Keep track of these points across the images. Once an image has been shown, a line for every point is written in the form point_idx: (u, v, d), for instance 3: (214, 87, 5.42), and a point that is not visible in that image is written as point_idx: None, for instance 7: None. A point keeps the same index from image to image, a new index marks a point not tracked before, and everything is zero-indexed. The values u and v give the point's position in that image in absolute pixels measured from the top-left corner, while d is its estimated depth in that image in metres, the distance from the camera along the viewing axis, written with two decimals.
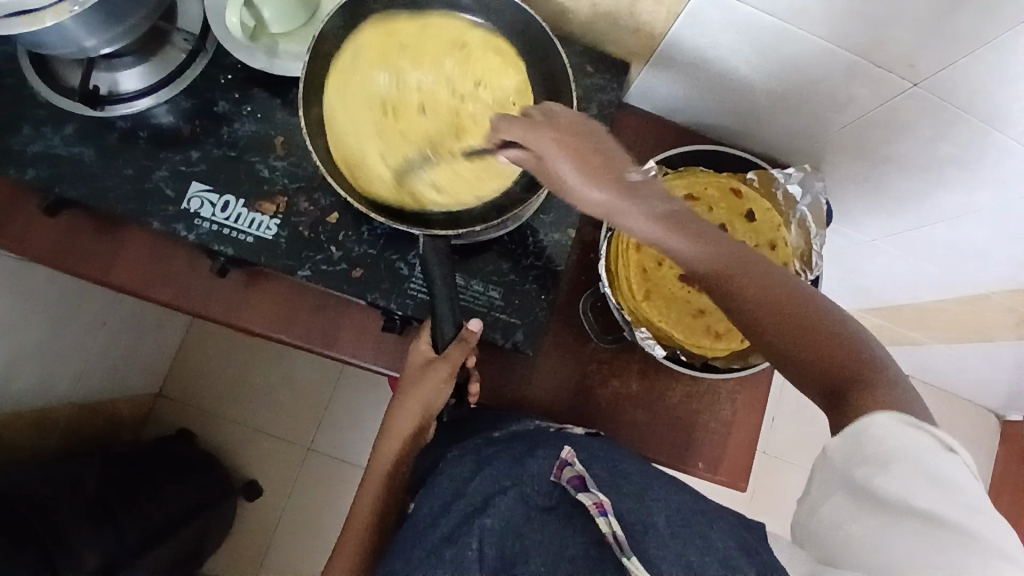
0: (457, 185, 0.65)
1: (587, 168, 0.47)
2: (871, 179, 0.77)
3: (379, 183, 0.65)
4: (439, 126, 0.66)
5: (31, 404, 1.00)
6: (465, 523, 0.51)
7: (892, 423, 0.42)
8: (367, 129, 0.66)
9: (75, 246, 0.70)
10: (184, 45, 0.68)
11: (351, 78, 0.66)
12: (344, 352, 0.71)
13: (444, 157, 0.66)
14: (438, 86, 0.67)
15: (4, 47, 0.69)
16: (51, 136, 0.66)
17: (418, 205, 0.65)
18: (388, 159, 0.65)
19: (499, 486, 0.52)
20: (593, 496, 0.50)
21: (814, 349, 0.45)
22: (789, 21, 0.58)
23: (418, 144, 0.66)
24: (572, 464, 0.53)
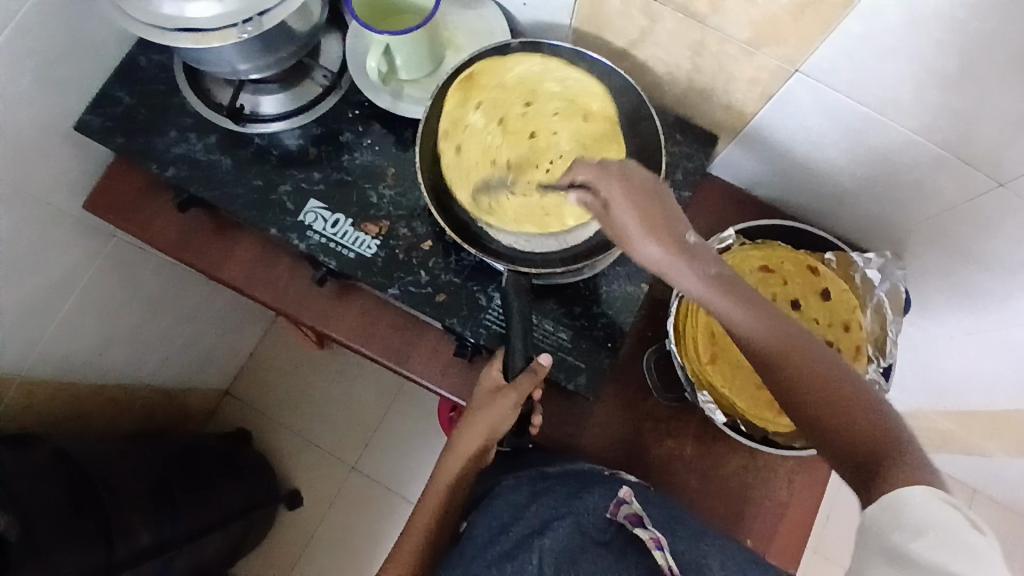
0: (466, 186, 0.70)
1: (646, 220, 0.48)
2: (950, 275, 0.76)
3: (447, 104, 0.71)
4: (522, 151, 0.70)
5: (116, 380, 1.07)
6: (524, 543, 0.53)
7: (930, 499, 0.40)
8: (497, 95, 0.71)
9: (194, 240, 0.78)
10: (322, 81, 0.76)
11: (522, 83, 0.71)
12: (415, 371, 0.75)
13: (497, 156, 0.70)
14: (562, 143, 0.70)
15: (166, 61, 0.79)
16: (195, 142, 0.75)
17: (443, 140, 0.70)
18: (474, 116, 0.71)
19: (558, 513, 0.55)
20: (648, 531, 0.52)
21: (852, 421, 0.44)
22: (884, 108, 0.61)
23: (501, 136, 0.71)
24: (629, 502, 0.55)
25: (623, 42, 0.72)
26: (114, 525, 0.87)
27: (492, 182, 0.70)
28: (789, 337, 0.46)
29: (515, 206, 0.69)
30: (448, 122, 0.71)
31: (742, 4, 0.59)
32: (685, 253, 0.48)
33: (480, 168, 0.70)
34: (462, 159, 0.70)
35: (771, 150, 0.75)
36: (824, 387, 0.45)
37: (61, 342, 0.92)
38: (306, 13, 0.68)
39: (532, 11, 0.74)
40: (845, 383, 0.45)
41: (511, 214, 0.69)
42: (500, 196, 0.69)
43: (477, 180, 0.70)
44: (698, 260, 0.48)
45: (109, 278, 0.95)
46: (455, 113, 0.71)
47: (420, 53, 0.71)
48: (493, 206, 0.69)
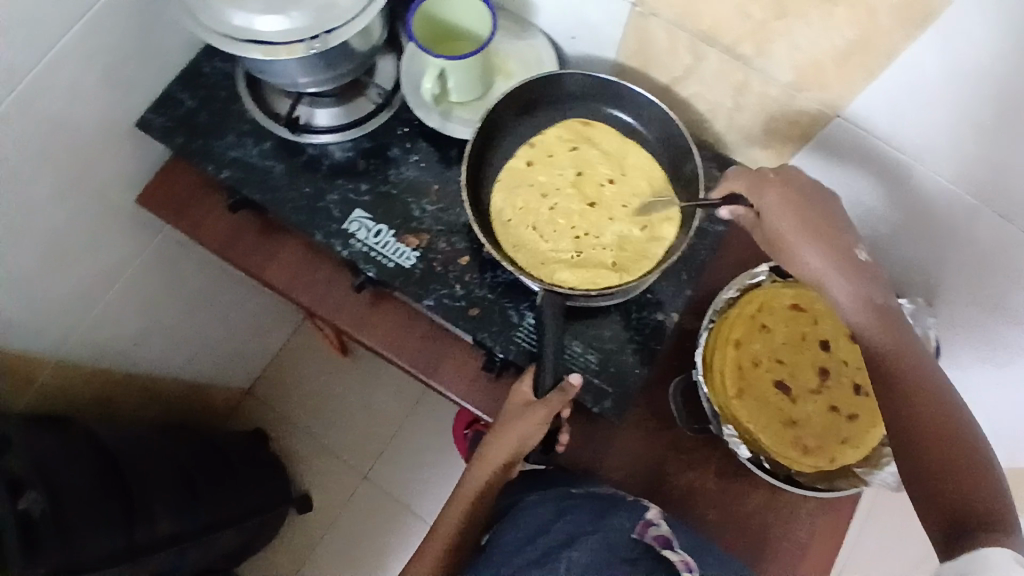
0: (512, 198, 0.75)
1: (813, 232, 0.56)
2: (980, 326, 0.76)
3: (554, 131, 0.77)
4: (575, 193, 0.75)
5: (147, 371, 1.10)
6: (553, 553, 0.59)
7: (1008, 560, 0.41)
8: (596, 154, 0.76)
9: (241, 241, 0.81)
10: (375, 98, 0.80)
11: (597, 146, 0.76)
12: (442, 382, 0.77)
13: (552, 185, 0.76)
14: (609, 204, 0.75)
15: (226, 67, 0.83)
16: (251, 148, 0.79)
17: (531, 148, 0.77)
18: (567, 156, 0.76)
19: (585, 529, 0.61)
20: (677, 553, 0.60)
21: (954, 467, 0.46)
22: (923, 157, 0.62)
23: (564, 172, 0.76)
24: (657, 524, 0.62)
25: (667, 79, 0.74)
26: (137, 511, 0.86)
27: (534, 203, 0.75)
28: (909, 360, 0.51)
29: (531, 234, 0.74)
30: (538, 144, 0.77)
31: (788, 50, 0.61)
32: (845, 270, 0.56)
33: (531, 190, 0.75)
34: (528, 174, 0.76)
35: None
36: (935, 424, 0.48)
37: (101, 327, 0.95)
38: (368, 35, 0.72)
39: (580, 43, 0.77)
40: (964, 435, 0.47)
41: (523, 238, 0.73)
42: (529, 214, 0.74)
43: (525, 189, 0.75)
44: (858, 280, 0.55)
45: (153, 271, 0.98)
46: (529, 148, 0.77)
47: (469, 78, 0.74)
48: (519, 218, 0.74)
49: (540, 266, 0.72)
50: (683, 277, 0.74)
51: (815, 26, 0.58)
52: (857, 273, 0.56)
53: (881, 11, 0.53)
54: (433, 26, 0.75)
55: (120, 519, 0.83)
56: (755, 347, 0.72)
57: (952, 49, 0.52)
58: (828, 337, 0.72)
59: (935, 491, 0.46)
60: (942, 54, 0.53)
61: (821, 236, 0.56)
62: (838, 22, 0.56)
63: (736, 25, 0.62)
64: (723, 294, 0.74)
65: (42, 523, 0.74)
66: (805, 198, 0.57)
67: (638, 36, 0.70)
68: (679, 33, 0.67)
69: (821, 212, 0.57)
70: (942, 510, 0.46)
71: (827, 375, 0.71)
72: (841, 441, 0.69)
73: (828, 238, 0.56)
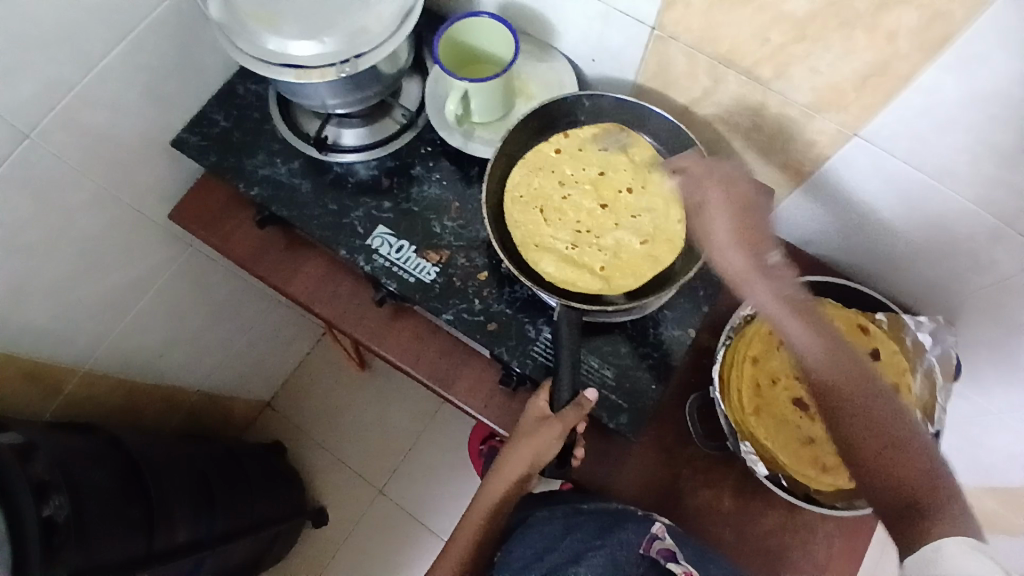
0: (535, 175, 0.77)
1: (734, 242, 0.61)
2: (1002, 348, 0.75)
3: (589, 129, 0.78)
4: (592, 192, 0.77)
5: (173, 381, 1.13)
6: (560, 569, 0.61)
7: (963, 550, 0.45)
8: (622, 161, 0.77)
9: (267, 255, 0.84)
10: (400, 119, 0.83)
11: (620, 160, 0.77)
12: (459, 396, 0.78)
13: (573, 177, 0.77)
14: (614, 209, 0.76)
15: (260, 89, 0.86)
16: (280, 167, 0.82)
17: (565, 138, 0.78)
18: (594, 155, 0.77)
19: (591, 544, 0.62)
20: (682, 565, 0.60)
21: (889, 462, 0.50)
22: (940, 177, 0.63)
23: (590, 169, 0.77)
24: (662, 538, 0.62)
25: (685, 100, 0.76)
26: (157, 517, 0.88)
27: (548, 188, 0.76)
28: (847, 365, 0.54)
29: (534, 214, 0.75)
30: (573, 137, 0.78)
31: (806, 73, 0.62)
32: (762, 269, 0.60)
33: (550, 175, 0.77)
34: (553, 161, 0.77)
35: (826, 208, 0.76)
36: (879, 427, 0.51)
37: (129, 336, 0.98)
38: (395, 58, 0.75)
39: (600, 66, 0.79)
40: (902, 428, 0.51)
41: (524, 216, 0.75)
42: (539, 196, 0.76)
43: (544, 171, 0.77)
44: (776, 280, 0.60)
45: (181, 284, 1.01)
46: (566, 140, 0.78)
47: (491, 100, 0.77)
48: (529, 196, 0.76)
49: (529, 245, 0.74)
50: (700, 294, 0.75)
51: (834, 50, 0.59)
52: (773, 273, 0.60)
53: (900, 36, 0.54)
54: (457, 50, 0.78)
55: (140, 522, 0.84)
56: (773, 364, 0.72)
57: (971, 74, 0.53)
58: None
59: (888, 487, 0.50)
60: (962, 76, 0.54)
61: (742, 239, 0.62)
62: (857, 46, 0.57)
63: (754, 49, 0.63)
64: (740, 311, 0.74)
65: (65, 530, 0.74)
66: (752, 212, 0.63)
67: (657, 59, 0.72)
68: (697, 56, 0.68)
69: (760, 228, 0.62)
70: (894, 505, 0.50)
71: None
72: None
73: (730, 224, 0.63)
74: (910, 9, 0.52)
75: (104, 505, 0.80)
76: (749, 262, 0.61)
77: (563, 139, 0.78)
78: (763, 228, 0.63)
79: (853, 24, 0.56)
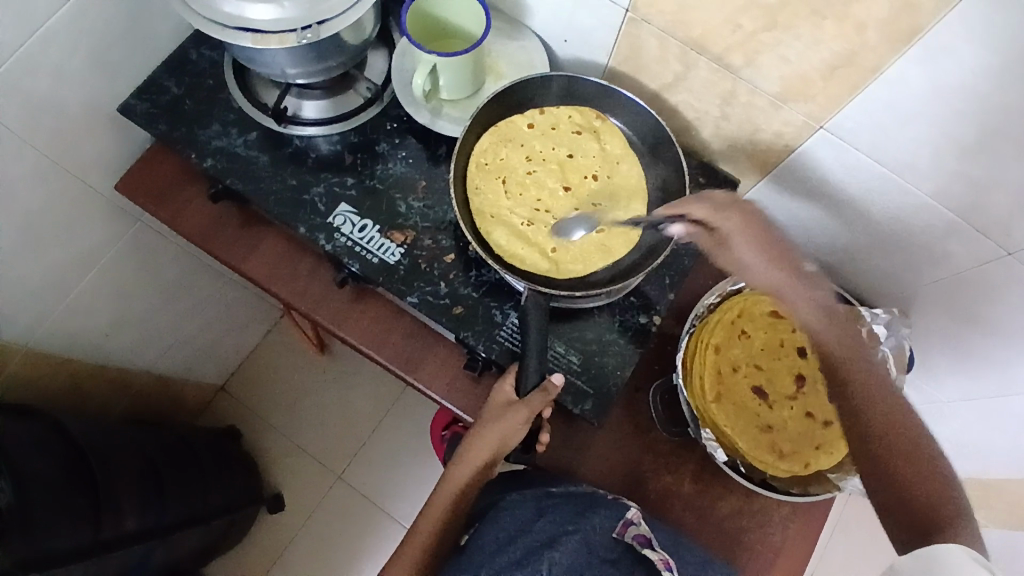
0: (503, 151, 0.75)
1: (775, 256, 0.57)
2: (952, 338, 0.77)
3: (565, 109, 0.76)
4: (559, 173, 0.76)
5: (119, 363, 1.07)
6: (535, 554, 0.59)
7: (963, 557, 0.42)
8: (593, 145, 0.76)
9: (220, 232, 0.79)
10: (365, 93, 0.80)
11: (590, 145, 0.76)
12: (422, 380, 0.76)
13: (542, 156, 0.76)
14: (581, 194, 0.75)
15: (213, 55, 0.81)
16: (235, 138, 0.77)
17: (541, 115, 0.77)
18: (567, 136, 0.76)
19: (566, 529, 0.61)
20: (657, 552, 0.60)
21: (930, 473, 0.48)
22: (901, 170, 0.64)
23: (563, 150, 0.76)
24: (637, 523, 0.62)
25: (656, 85, 0.75)
26: (105, 503, 0.82)
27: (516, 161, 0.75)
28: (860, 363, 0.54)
29: (496, 184, 0.74)
30: (548, 115, 0.76)
31: (775, 62, 0.63)
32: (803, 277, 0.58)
33: (518, 149, 0.76)
34: (524, 136, 0.76)
35: (771, 214, 0.80)
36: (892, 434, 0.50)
37: (74, 317, 0.92)
38: (360, 28, 0.71)
39: (572, 47, 0.78)
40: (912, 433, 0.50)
41: (486, 184, 0.74)
42: (504, 167, 0.75)
43: (513, 143, 0.76)
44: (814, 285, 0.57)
45: (127, 260, 0.95)
46: (538, 117, 0.76)
47: (461, 77, 0.74)
48: (494, 166, 0.75)
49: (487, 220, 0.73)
50: (666, 281, 0.75)
51: (804, 40, 0.59)
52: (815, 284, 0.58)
53: (869, 26, 0.55)
54: (426, 22, 0.75)
55: (85, 511, 0.79)
56: (734, 352, 0.73)
57: (933, 69, 0.54)
58: (804, 344, 0.73)
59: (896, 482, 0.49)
60: (927, 69, 0.55)
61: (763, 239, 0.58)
62: (826, 35, 0.58)
63: (726, 35, 0.63)
64: (705, 299, 0.75)
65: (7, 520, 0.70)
66: (768, 229, 0.58)
67: (629, 43, 0.71)
68: (668, 40, 0.68)
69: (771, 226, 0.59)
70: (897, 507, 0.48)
71: (804, 382, 0.73)
72: (815, 446, 0.70)
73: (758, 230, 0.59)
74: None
75: (44, 493, 0.74)
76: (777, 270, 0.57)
77: (536, 116, 0.76)
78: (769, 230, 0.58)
79: (824, 14, 0.56)
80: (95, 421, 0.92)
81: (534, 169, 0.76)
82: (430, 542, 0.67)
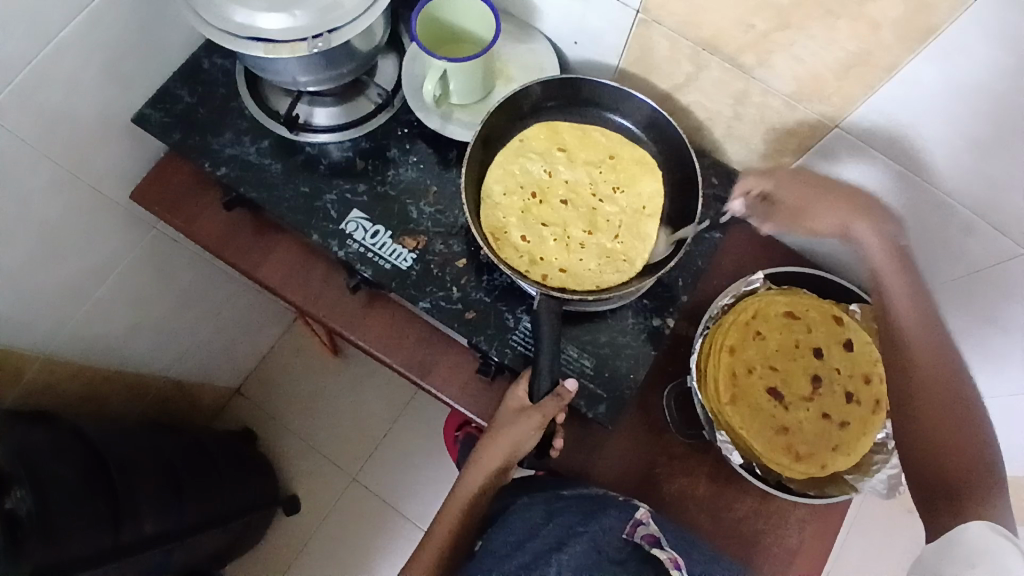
0: (603, 183, 0.76)
1: (838, 195, 0.64)
2: (969, 340, 0.76)
3: (612, 247, 0.73)
4: (577, 220, 0.75)
5: (137, 368, 1.08)
6: (543, 557, 0.59)
7: (987, 531, 0.48)
8: (593, 253, 0.73)
9: (234, 239, 0.80)
10: (376, 99, 0.80)
11: (582, 242, 0.74)
12: (435, 385, 0.76)
13: (602, 209, 0.76)
14: (553, 225, 0.75)
15: (225, 63, 0.82)
16: (248, 146, 0.78)
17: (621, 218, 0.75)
18: (598, 234, 0.74)
19: (574, 530, 0.61)
20: (665, 552, 0.59)
21: (955, 451, 0.54)
22: (918, 171, 0.63)
23: (602, 232, 0.74)
24: (645, 523, 0.62)
25: (667, 86, 0.75)
26: (124, 508, 0.84)
27: (572, 177, 0.77)
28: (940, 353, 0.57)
29: (555, 159, 0.77)
30: (612, 229, 0.74)
31: (789, 63, 0.62)
32: (865, 215, 0.62)
33: (592, 202, 0.76)
34: (591, 205, 0.76)
35: None
36: (947, 408, 0.55)
37: (89, 323, 0.93)
38: (371, 35, 0.71)
39: (581, 49, 0.78)
40: (953, 390, 0.56)
41: (553, 151, 0.77)
42: (582, 174, 0.77)
43: (603, 171, 0.76)
44: (879, 224, 0.62)
45: (141, 267, 0.96)
46: (603, 214, 0.75)
47: (470, 82, 0.74)
48: (572, 156, 0.77)
49: (517, 150, 0.76)
50: (678, 283, 0.74)
51: (818, 40, 0.58)
52: (873, 223, 0.62)
53: (884, 27, 0.54)
54: (436, 28, 0.75)
55: (104, 517, 0.80)
56: (748, 354, 0.73)
57: (952, 69, 0.54)
58: (820, 344, 0.73)
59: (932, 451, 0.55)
60: (945, 69, 0.54)
61: (829, 202, 0.64)
62: (841, 36, 0.57)
63: (739, 36, 0.63)
64: (718, 301, 0.75)
65: (27, 525, 0.71)
66: (823, 181, 0.66)
67: (640, 44, 0.71)
68: (681, 41, 0.67)
69: (850, 189, 0.64)
70: (932, 482, 0.54)
71: (819, 383, 0.72)
72: (831, 448, 0.70)
73: (876, 220, 0.62)
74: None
75: (59, 499, 0.75)
76: (845, 213, 0.63)
77: (637, 213, 0.75)
78: (832, 186, 0.65)
79: (839, 15, 0.55)
80: (115, 427, 0.94)
81: (582, 205, 0.76)
82: (447, 542, 0.68)
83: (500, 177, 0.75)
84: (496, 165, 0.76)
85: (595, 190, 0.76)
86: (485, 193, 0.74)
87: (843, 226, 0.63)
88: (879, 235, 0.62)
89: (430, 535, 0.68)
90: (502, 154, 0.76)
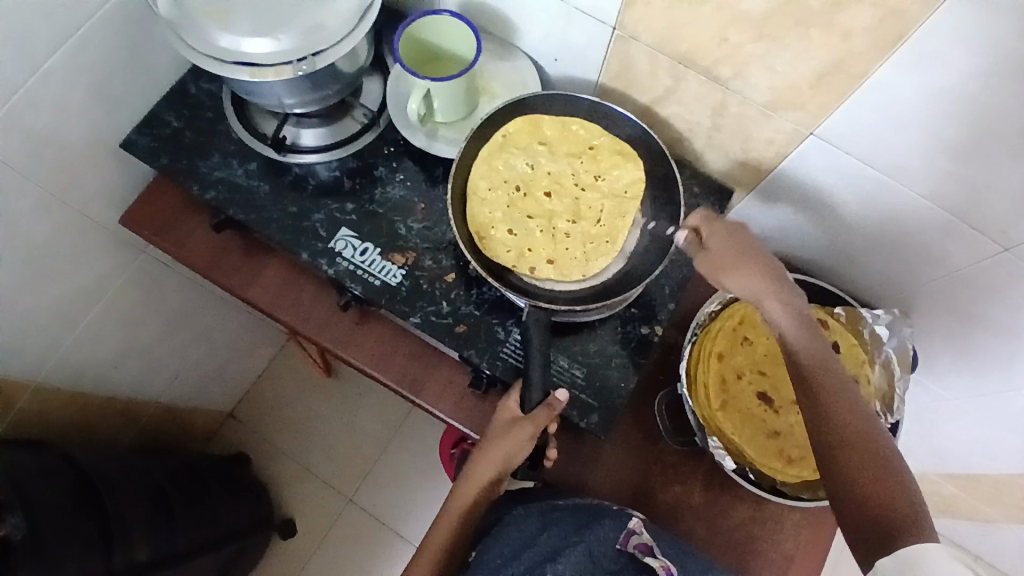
0: (583, 172, 0.76)
1: (740, 260, 0.60)
2: (955, 339, 0.77)
3: (595, 234, 0.73)
4: (560, 211, 0.75)
5: (127, 394, 1.08)
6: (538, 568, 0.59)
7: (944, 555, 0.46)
8: (578, 242, 0.73)
9: (223, 261, 0.80)
10: (361, 119, 0.81)
11: (566, 232, 0.74)
12: (427, 400, 0.77)
13: (584, 198, 0.76)
14: (537, 217, 0.75)
15: (212, 88, 0.83)
16: (236, 169, 0.79)
17: (602, 204, 0.75)
18: (582, 223, 0.74)
19: (570, 540, 0.61)
20: (659, 560, 0.60)
21: (876, 489, 0.50)
22: (894, 174, 0.65)
23: (584, 222, 0.74)
24: (638, 533, 0.62)
25: (647, 99, 0.76)
26: (116, 535, 0.83)
27: (553, 168, 0.76)
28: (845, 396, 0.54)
29: (537, 153, 0.77)
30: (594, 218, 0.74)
31: (764, 73, 0.64)
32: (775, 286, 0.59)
33: (574, 191, 0.76)
34: (573, 193, 0.76)
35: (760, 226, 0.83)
36: (869, 448, 0.52)
37: (79, 350, 0.92)
38: (355, 57, 0.73)
39: (563, 65, 0.80)
40: (866, 426, 0.53)
41: (534, 145, 0.77)
42: (562, 164, 0.77)
43: (584, 160, 0.76)
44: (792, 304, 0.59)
45: (131, 292, 0.96)
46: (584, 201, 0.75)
47: (455, 100, 0.76)
48: (553, 149, 0.77)
49: (501, 146, 0.76)
50: (665, 290, 0.75)
51: (791, 50, 0.60)
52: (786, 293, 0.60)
53: (855, 35, 0.56)
54: (419, 48, 0.77)
55: (96, 544, 0.79)
56: (736, 359, 0.73)
57: (923, 75, 0.55)
58: None
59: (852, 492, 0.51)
60: (914, 75, 0.56)
61: (743, 261, 0.60)
62: (813, 46, 0.59)
63: (714, 48, 0.64)
64: (705, 307, 0.75)
65: (21, 551, 0.70)
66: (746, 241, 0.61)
67: (619, 59, 0.73)
68: (659, 55, 0.69)
69: (745, 243, 0.61)
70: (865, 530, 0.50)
71: None
72: None
73: (785, 292, 0.59)
74: (865, 7, 0.53)
75: (52, 524, 0.74)
76: (760, 282, 0.60)
77: (615, 198, 0.74)
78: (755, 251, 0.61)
79: (810, 24, 0.57)
80: (106, 452, 0.93)
81: (564, 195, 0.76)
82: (441, 558, 0.67)
83: (485, 176, 0.75)
84: (482, 163, 0.75)
85: (576, 178, 0.76)
86: (468, 192, 0.74)
87: (755, 298, 0.60)
88: (790, 306, 0.59)
89: (425, 552, 0.68)
90: (487, 150, 0.76)
